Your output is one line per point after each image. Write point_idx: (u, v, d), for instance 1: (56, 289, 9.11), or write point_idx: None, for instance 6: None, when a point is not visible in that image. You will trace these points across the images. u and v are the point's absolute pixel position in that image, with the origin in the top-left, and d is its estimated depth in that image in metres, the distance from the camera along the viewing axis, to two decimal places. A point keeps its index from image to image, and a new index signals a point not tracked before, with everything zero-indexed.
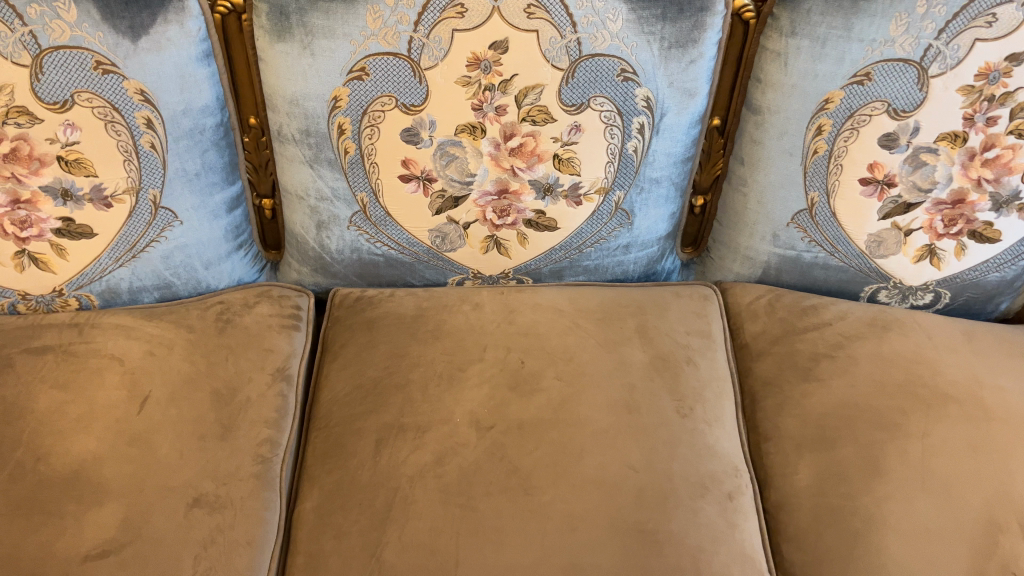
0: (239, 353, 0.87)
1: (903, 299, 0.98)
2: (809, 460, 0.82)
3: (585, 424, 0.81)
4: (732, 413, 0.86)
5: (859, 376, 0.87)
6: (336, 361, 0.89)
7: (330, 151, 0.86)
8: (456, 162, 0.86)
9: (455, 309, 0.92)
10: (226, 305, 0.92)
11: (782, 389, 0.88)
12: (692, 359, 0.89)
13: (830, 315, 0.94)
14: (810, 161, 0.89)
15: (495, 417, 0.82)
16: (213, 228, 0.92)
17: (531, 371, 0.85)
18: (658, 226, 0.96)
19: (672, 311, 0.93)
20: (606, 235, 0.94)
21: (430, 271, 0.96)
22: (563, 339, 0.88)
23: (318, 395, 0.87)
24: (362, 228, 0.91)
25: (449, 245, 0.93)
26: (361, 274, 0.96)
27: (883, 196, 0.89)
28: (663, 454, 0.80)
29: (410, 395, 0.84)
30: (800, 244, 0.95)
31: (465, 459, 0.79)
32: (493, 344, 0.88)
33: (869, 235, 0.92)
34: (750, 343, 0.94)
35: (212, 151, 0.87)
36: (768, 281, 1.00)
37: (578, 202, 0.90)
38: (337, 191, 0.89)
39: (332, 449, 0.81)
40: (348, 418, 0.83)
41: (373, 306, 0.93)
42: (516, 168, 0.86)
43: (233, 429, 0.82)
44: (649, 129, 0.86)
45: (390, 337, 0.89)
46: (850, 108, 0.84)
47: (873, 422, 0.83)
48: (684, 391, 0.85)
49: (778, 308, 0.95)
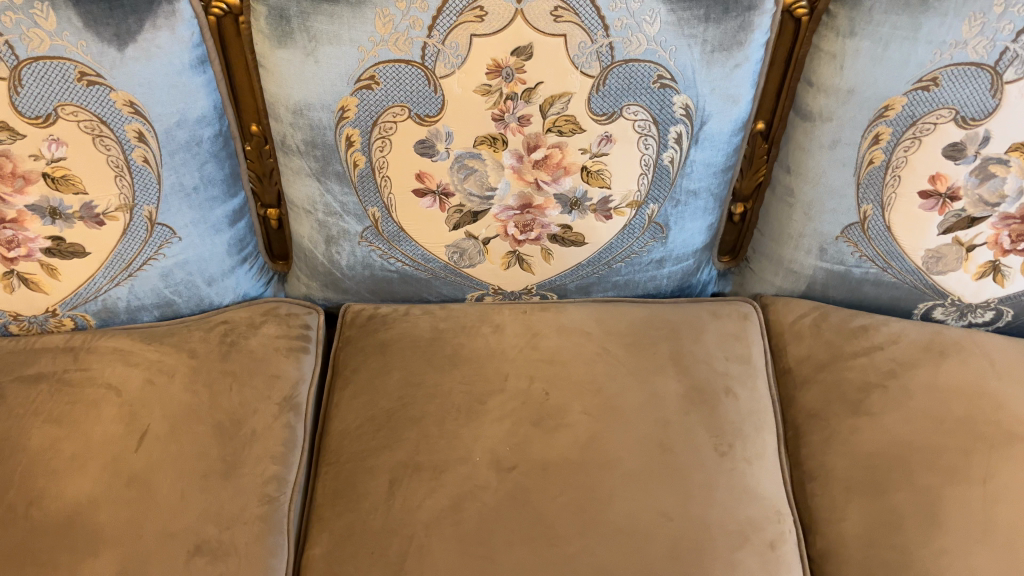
0: (243, 379, 0.82)
1: (960, 317, 0.90)
2: (858, 504, 0.75)
3: (615, 465, 0.75)
4: (774, 448, 0.80)
5: (913, 410, 0.80)
6: (348, 388, 0.83)
7: (338, 163, 0.79)
8: (475, 175, 0.79)
9: (474, 331, 0.85)
10: (230, 325, 0.86)
11: (829, 423, 0.81)
12: (730, 389, 0.82)
13: (882, 338, 0.86)
14: (864, 172, 0.81)
15: (518, 456, 0.76)
16: (215, 243, 0.85)
17: (556, 404, 0.79)
18: (695, 238, 0.88)
19: (708, 333, 0.86)
20: (638, 250, 0.87)
21: (448, 287, 0.89)
22: (590, 367, 0.82)
23: (327, 426, 0.81)
24: (374, 243, 0.85)
25: (468, 261, 0.86)
26: (374, 290, 0.90)
27: (944, 210, 0.81)
28: (699, 498, 0.74)
29: (427, 429, 0.78)
30: (849, 259, 0.87)
31: (484, 503, 0.73)
32: (515, 372, 0.82)
33: (927, 251, 0.84)
34: (794, 368, 0.86)
35: (212, 162, 0.80)
36: (812, 296, 0.92)
37: (608, 216, 0.83)
38: (347, 205, 0.82)
39: (342, 488, 0.76)
40: (359, 454, 0.78)
41: (386, 326, 0.87)
42: (541, 181, 0.79)
43: (238, 466, 0.76)
44: (688, 139, 0.78)
45: (404, 363, 0.83)
46: (913, 115, 0.76)
47: (929, 464, 0.76)
48: (722, 426, 0.79)
49: (825, 329, 0.88)
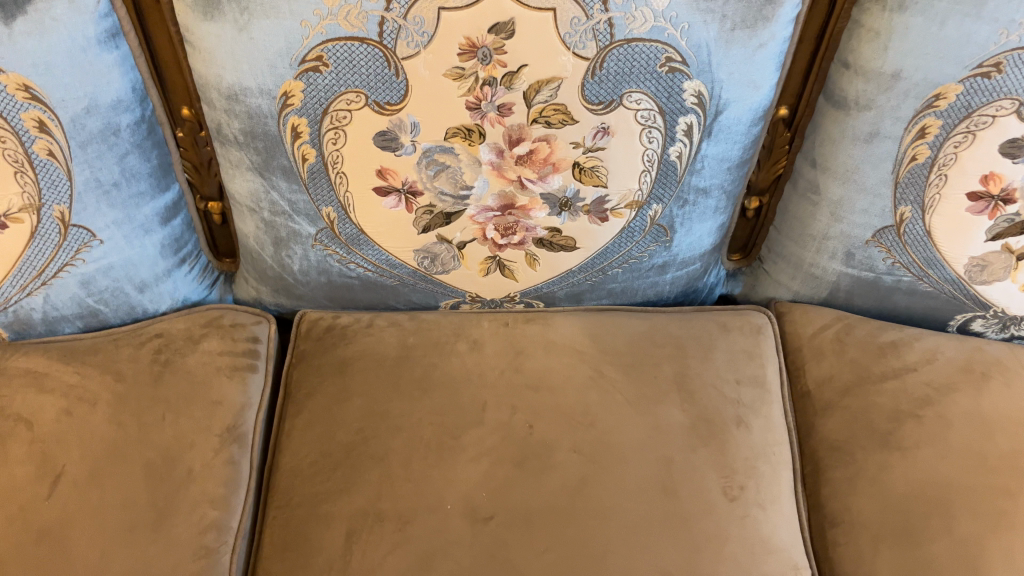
0: (179, 407, 0.71)
1: (1002, 329, 0.79)
2: (887, 558, 0.65)
3: (609, 516, 0.64)
4: (790, 489, 0.70)
5: (950, 444, 0.69)
6: (301, 415, 0.72)
7: (283, 157, 0.66)
8: (448, 172, 0.66)
9: (448, 349, 0.74)
10: (166, 340, 0.75)
11: (854, 460, 0.71)
12: (742, 420, 0.71)
13: (915, 356, 0.75)
14: (904, 169, 0.69)
15: (496, 503, 0.65)
16: (145, 245, 0.73)
17: (542, 440, 0.68)
18: (703, 240, 0.77)
19: (717, 352, 0.75)
20: (638, 255, 0.75)
21: (418, 294, 0.78)
22: (582, 394, 0.71)
23: (277, 461, 0.70)
24: (330, 246, 0.73)
25: (441, 267, 0.74)
26: (333, 297, 0.78)
27: (995, 214, 0.69)
28: (706, 555, 0.63)
29: (390, 470, 0.67)
30: (880, 265, 0.76)
31: (457, 561, 0.62)
32: (494, 400, 0.71)
33: (971, 259, 0.73)
34: (813, 392, 0.76)
35: (134, 154, 0.67)
36: (834, 304, 0.81)
37: (604, 218, 0.71)
38: (297, 205, 0.69)
39: (292, 539, 0.65)
40: (312, 498, 0.67)
41: (347, 341, 0.76)
42: (525, 179, 0.67)
43: (171, 514, 0.65)
44: (699, 131, 0.66)
45: (366, 387, 0.72)
46: (968, 106, 0.64)
47: (970, 511, 0.66)
48: (733, 465, 0.68)
49: (850, 346, 0.77)
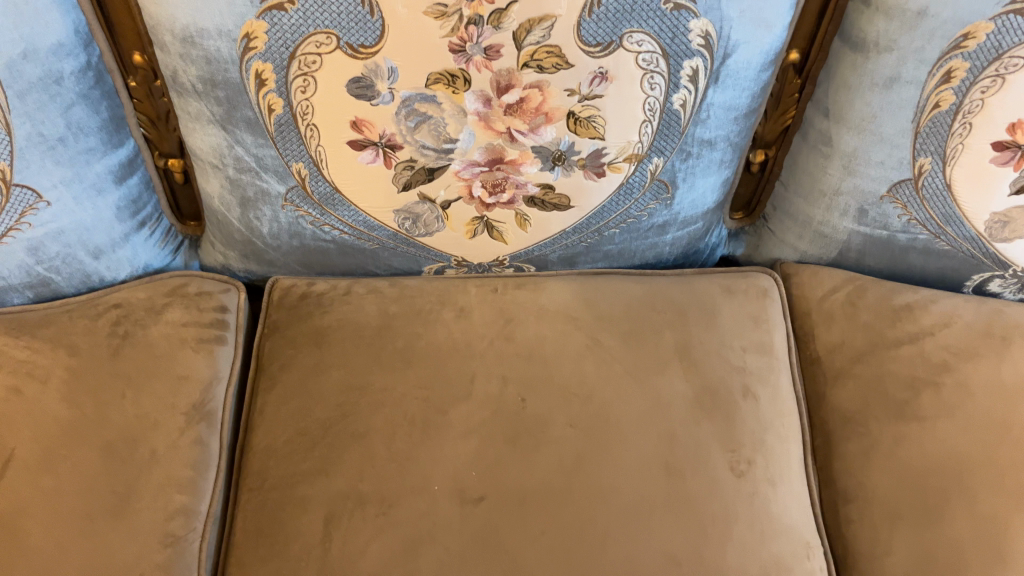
0: (140, 383, 0.65)
1: (1021, 289, 0.74)
2: (904, 536, 0.61)
3: (609, 496, 0.60)
4: (800, 462, 0.65)
5: (970, 413, 0.65)
6: (274, 390, 0.66)
7: (248, 108, 0.60)
8: (429, 123, 0.60)
9: (433, 318, 0.69)
10: (126, 311, 0.69)
11: (868, 431, 0.66)
12: (749, 389, 0.66)
13: (931, 320, 0.70)
14: (926, 118, 0.63)
15: (486, 484, 0.60)
16: (99, 207, 0.67)
17: (535, 415, 0.63)
18: (705, 197, 0.71)
19: (721, 316, 0.70)
20: (637, 213, 0.70)
21: (400, 259, 0.72)
22: (578, 365, 0.66)
23: (249, 440, 0.65)
24: (302, 207, 0.66)
25: (423, 229, 0.68)
26: (307, 261, 0.72)
27: (1021, 166, 0.64)
28: (713, 536, 0.59)
29: (372, 449, 0.62)
30: (894, 223, 0.71)
31: (445, 547, 0.58)
32: (483, 372, 0.65)
33: (993, 215, 0.68)
34: (823, 359, 0.71)
35: (81, 105, 0.61)
36: (843, 264, 0.76)
37: (600, 172, 0.65)
38: (264, 161, 0.63)
39: (266, 525, 0.60)
40: (288, 481, 0.62)
41: (323, 309, 0.70)
42: (515, 130, 0.61)
43: (133, 500, 0.60)
44: (705, 77, 0.60)
45: (345, 360, 0.66)
46: (998, 47, 0.58)
47: (993, 485, 0.61)
48: (740, 438, 0.64)
49: (861, 309, 0.72)
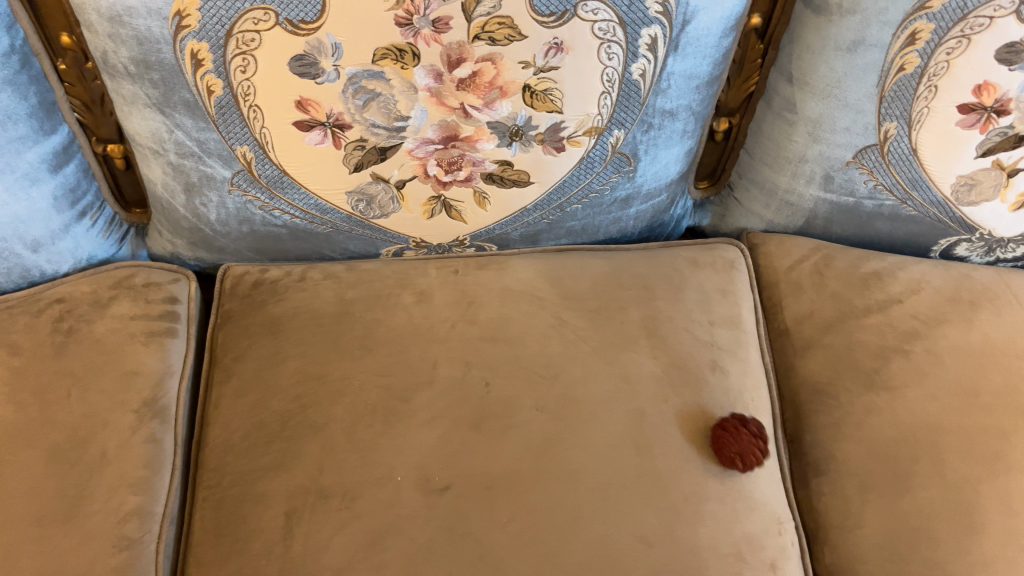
0: (88, 381, 0.62)
1: (987, 253, 0.74)
2: (877, 506, 0.60)
3: (578, 479, 0.59)
4: (770, 436, 0.64)
5: (940, 380, 0.64)
6: (229, 382, 0.64)
7: (185, 90, 0.56)
8: (379, 100, 0.57)
9: (392, 302, 0.66)
10: (69, 306, 0.66)
11: (838, 402, 0.65)
12: (717, 364, 0.65)
13: (900, 287, 0.70)
14: (891, 81, 0.62)
15: (451, 471, 0.59)
16: (35, 198, 0.63)
17: (501, 399, 0.62)
18: (669, 169, 0.69)
19: (688, 290, 0.69)
20: (599, 188, 0.68)
21: (355, 242, 0.69)
22: (543, 345, 0.64)
23: (205, 435, 0.63)
24: (249, 192, 0.64)
25: (378, 210, 0.66)
26: (259, 247, 0.69)
27: (987, 128, 0.63)
28: (684, 516, 0.58)
29: (332, 440, 0.60)
30: (861, 189, 0.70)
31: (410, 538, 0.56)
32: (446, 356, 0.63)
33: (959, 178, 0.67)
34: (792, 330, 0.70)
35: (7, 91, 0.57)
36: (810, 232, 0.75)
37: (560, 147, 0.63)
38: (206, 145, 0.60)
39: (225, 523, 0.58)
40: (246, 476, 0.60)
41: (277, 297, 0.67)
42: (469, 105, 0.59)
43: (84, 503, 0.57)
44: (664, 45, 0.58)
45: (302, 348, 0.64)
46: (963, 7, 0.57)
47: (964, 451, 0.61)
48: (709, 414, 0.63)
49: (829, 278, 0.71)
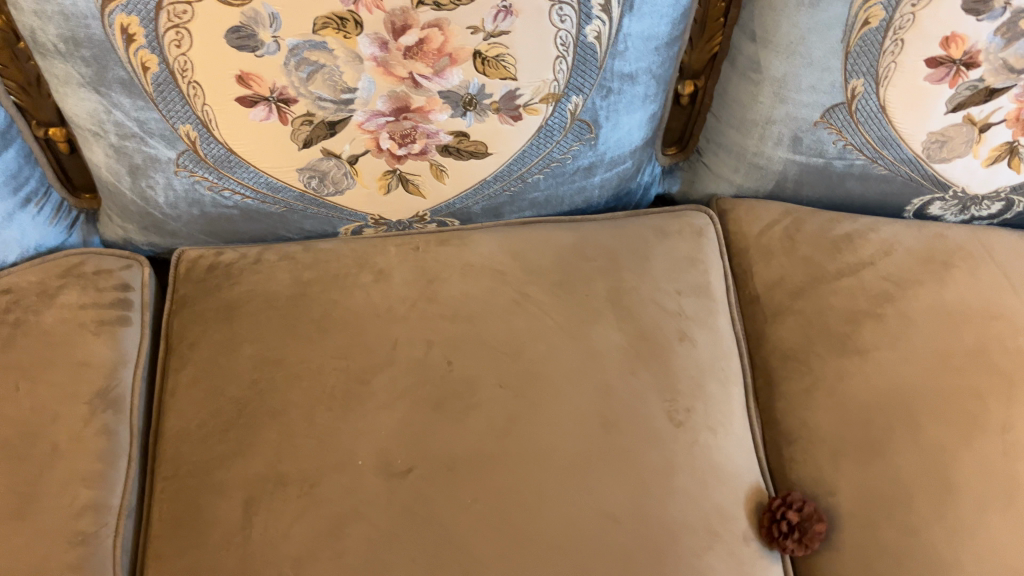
0: (37, 374, 0.60)
1: (962, 211, 0.72)
2: (850, 473, 0.59)
3: (543, 456, 0.57)
4: (741, 405, 0.63)
5: (913, 343, 0.63)
6: (184, 370, 0.62)
7: (120, 68, 0.54)
8: (324, 72, 0.55)
9: (350, 282, 0.65)
10: (16, 297, 0.63)
11: (810, 369, 0.64)
12: (685, 334, 0.64)
13: (871, 249, 0.68)
14: (856, 36, 0.60)
15: (413, 454, 0.57)
16: None
17: (463, 378, 0.60)
18: (632, 135, 0.67)
19: (655, 259, 0.67)
20: (561, 157, 0.66)
21: (311, 221, 0.67)
22: (506, 321, 0.63)
23: (160, 425, 0.61)
24: (196, 172, 0.61)
25: (332, 187, 0.64)
26: (212, 230, 0.67)
27: (956, 82, 0.61)
28: (653, 491, 0.57)
29: (291, 426, 0.58)
30: (830, 150, 0.68)
31: (372, 524, 0.55)
32: (406, 335, 0.62)
33: (930, 135, 0.65)
34: (762, 297, 0.69)
35: None
36: (780, 196, 0.73)
37: (516, 116, 0.61)
38: (147, 124, 0.58)
39: (182, 514, 0.57)
40: (203, 466, 0.58)
41: (232, 281, 0.65)
42: (418, 75, 0.56)
43: (36, 500, 0.56)
44: (619, 5, 0.56)
45: (258, 333, 0.62)
46: None
47: (937, 414, 0.60)
48: (677, 385, 0.61)
49: (799, 243, 0.69)
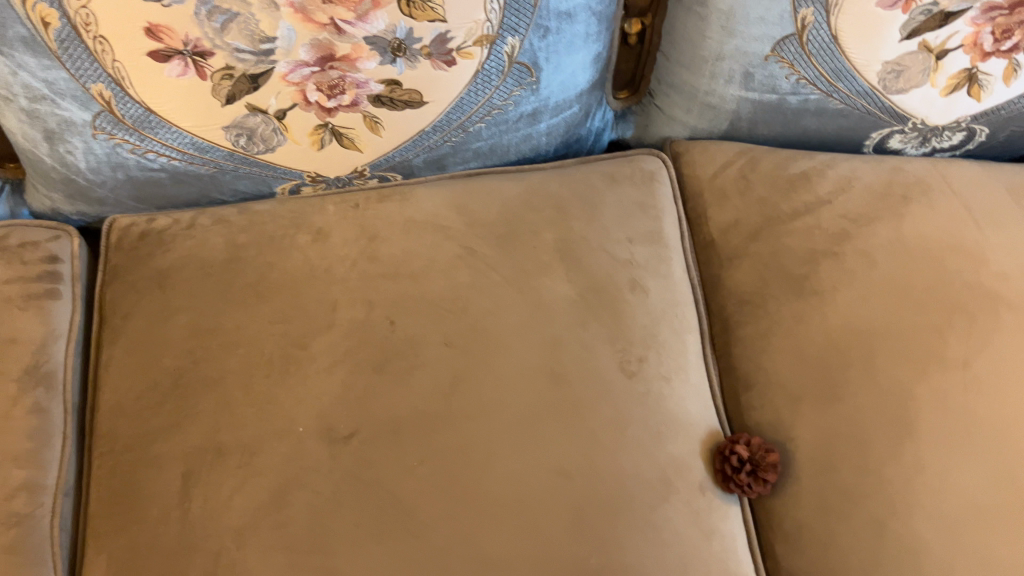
0: None
1: (923, 143, 0.70)
2: (807, 418, 0.58)
3: (491, 414, 0.56)
4: (697, 352, 0.61)
5: (871, 281, 0.61)
6: (118, 342, 0.60)
7: (18, 26, 0.50)
8: (238, 21, 0.51)
9: (287, 244, 0.62)
10: None
11: (767, 312, 0.62)
12: (637, 283, 0.62)
13: (828, 187, 0.66)
14: None
15: (356, 417, 0.55)
16: None
17: (406, 337, 0.58)
18: (576, 77, 0.64)
19: (605, 207, 0.65)
20: (501, 103, 0.63)
21: (246, 181, 0.65)
22: (450, 277, 0.60)
23: (95, 400, 0.59)
24: (116, 134, 0.58)
25: (262, 145, 0.61)
26: (142, 194, 0.64)
27: (910, 7, 0.58)
28: (605, 445, 0.55)
29: (228, 395, 0.56)
30: (783, 85, 0.65)
31: (315, 491, 0.53)
32: (345, 296, 0.59)
33: (885, 64, 0.62)
34: (718, 241, 0.66)
35: None
36: (735, 135, 0.71)
37: (450, 60, 0.58)
38: (56, 85, 0.54)
39: (119, 491, 0.55)
40: (139, 440, 0.56)
41: (165, 247, 0.63)
42: (340, 20, 0.53)
43: None
44: None
45: (192, 301, 0.60)
46: None
47: (896, 353, 0.58)
48: (629, 335, 0.59)
49: (754, 183, 0.67)
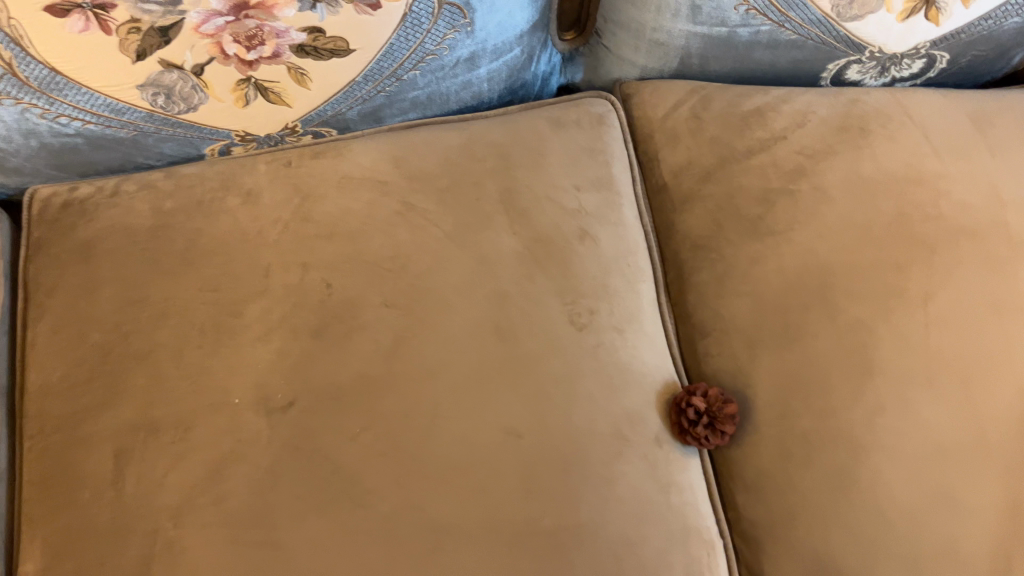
0: None
1: (882, 73, 0.68)
2: (765, 363, 0.56)
3: (435, 375, 0.53)
4: (650, 300, 0.59)
5: (828, 218, 0.59)
6: (43, 319, 0.57)
7: None
8: None
9: (217, 208, 0.59)
10: None
11: (722, 256, 0.60)
12: (586, 232, 0.59)
13: (783, 122, 0.63)
14: None
15: (294, 385, 0.53)
16: None
17: (344, 300, 0.55)
18: (514, 18, 0.60)
19: (551, 154, 0.62)
20: (435, 49, 0.60)
21: (171, 143, 0.62)
22: (389, 234, 0.57)
23: (22, 380, 0.56)
24: (22, 99, 0.54)
25: (183, 103, 0.57)
26: (62, 162, 0.61)
27: None
28: (556, 401, 0.53)
29: (160, 368, 0.53)
30: (732, 18, 0.61)
31: (254, 464, 0.51)
32: (279, 260, 0.57)
33: None
34: (670, 185, 0.64)
35: None
36: (685, 73, 0.68)
37: (375, 4, 0.54)
38: None
39: (49, 474, 0.52)
40: (68, 420, 0.53)
41: (89, 217, 0.59)
42: None
43: None
44: None
45: (119, 272, 0.57)
46: None
47: (856, 292, 0.56)
48: (580, 287, 0.57)
49: (706, 122, 0.64)
